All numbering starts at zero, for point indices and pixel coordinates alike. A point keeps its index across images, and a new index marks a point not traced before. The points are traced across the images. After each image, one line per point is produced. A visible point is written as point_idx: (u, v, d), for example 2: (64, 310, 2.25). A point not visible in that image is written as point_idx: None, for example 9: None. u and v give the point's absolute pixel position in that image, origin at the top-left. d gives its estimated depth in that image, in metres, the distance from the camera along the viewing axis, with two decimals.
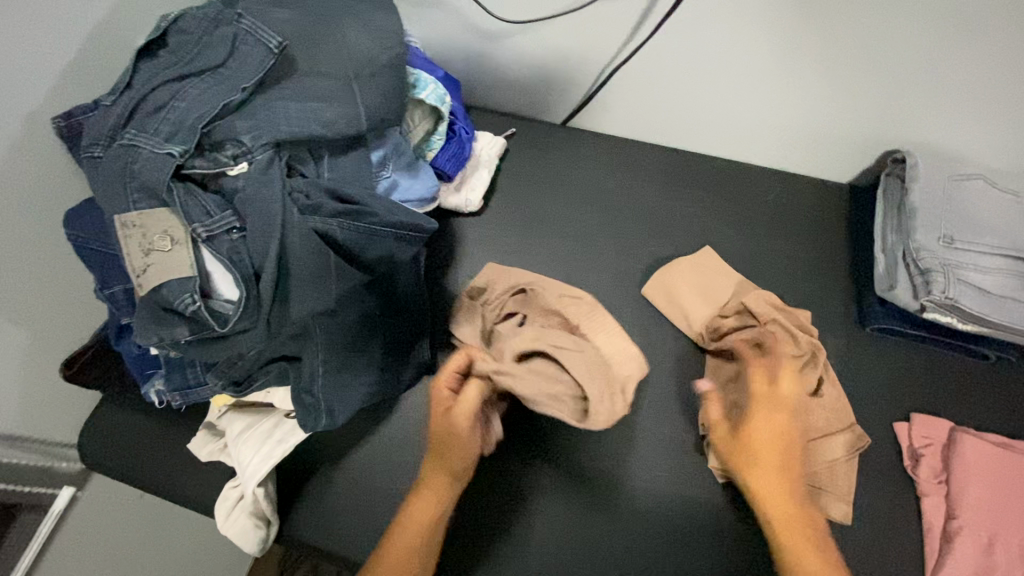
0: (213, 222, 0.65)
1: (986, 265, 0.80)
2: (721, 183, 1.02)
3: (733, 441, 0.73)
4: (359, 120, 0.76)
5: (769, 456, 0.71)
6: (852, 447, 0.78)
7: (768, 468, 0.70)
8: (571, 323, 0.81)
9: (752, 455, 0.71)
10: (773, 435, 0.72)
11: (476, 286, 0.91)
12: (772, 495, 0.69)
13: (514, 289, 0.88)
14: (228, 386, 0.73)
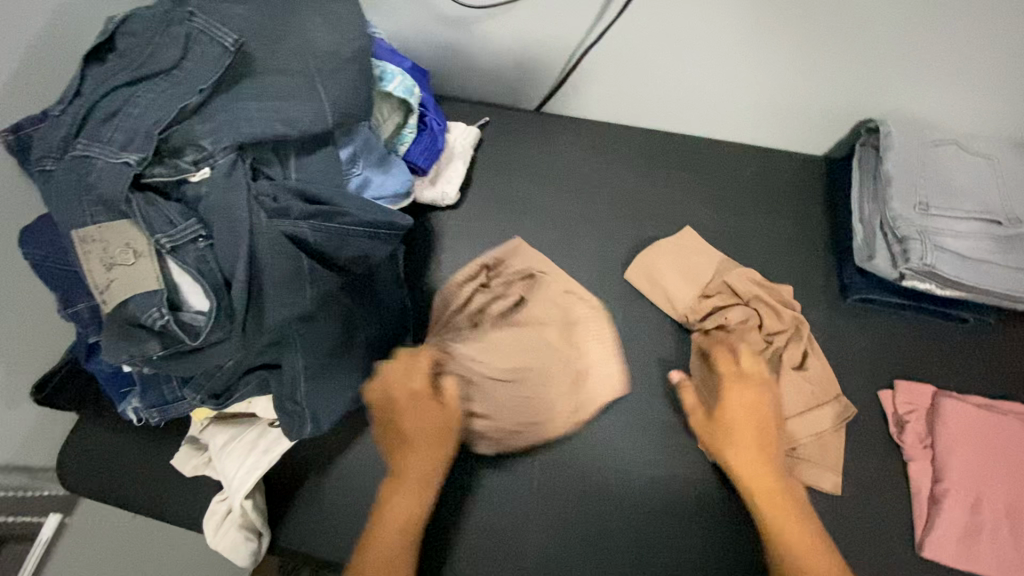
0: (177, 231, 0.62)
1: (962, 229, 0.81)
2: (699, 162, 1.01)
3: (710, 425, 0.76)
4: (325, 117, 0.73)
5: (744, 435, 0.74)
6: (840, 419, 0.79)
7: (742, 448, 0.73)
8: (570, 321, 0.88)
9: (728, 434, 0.75)
10: (747, 414, 0.75)
11: (491, 258, 0.93)
12: (752, 470, 0.72)
13: (525, 274, 0.91)
14: (207, 399, 0.71)
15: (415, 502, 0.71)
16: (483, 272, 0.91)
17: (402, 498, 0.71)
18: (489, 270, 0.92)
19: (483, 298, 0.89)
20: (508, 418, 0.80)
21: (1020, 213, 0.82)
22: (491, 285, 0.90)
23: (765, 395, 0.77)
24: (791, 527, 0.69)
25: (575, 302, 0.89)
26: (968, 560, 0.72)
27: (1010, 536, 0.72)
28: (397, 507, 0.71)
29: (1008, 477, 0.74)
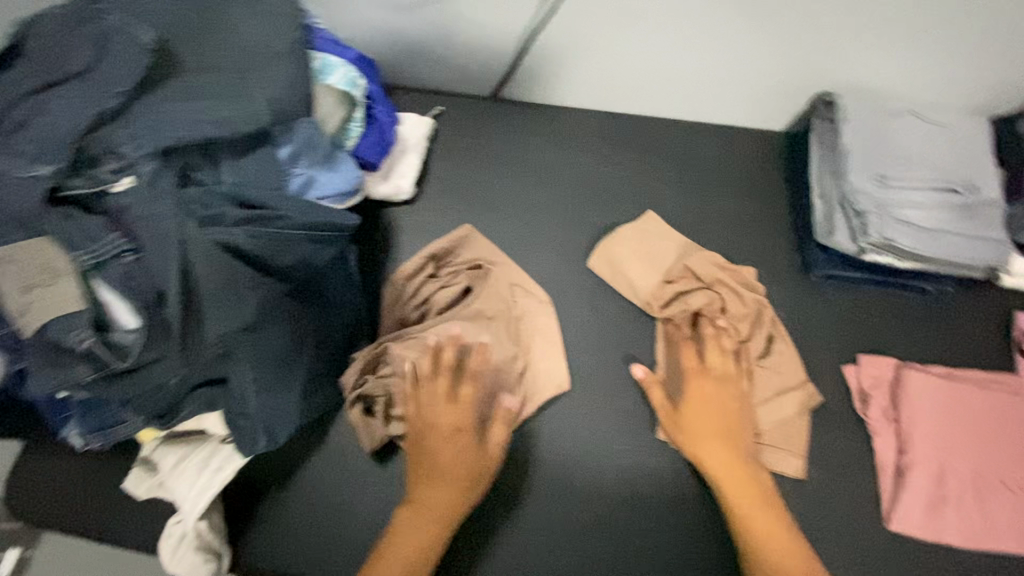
0: (99, 246, 0.58)
1: (920, 200, 0.80)
2: (660, 144, 0.99)
3: (676, 417, 0.76)
4: (259, 116, 0.68)
5: (711, 428, 0.73)
6: (804, 406, 0.79)
7: (710, 442, 0.72)
8: (516, 315, 0.85)
9: (693, 430, 0.74)
10: (712, 407, 0.75)
11: (441, 248, 0.89)
12: (718, 463, 0.71)
13: (474, 263, 0.88)
14: (152, 420, 0.67)
15: (446, 502, 0.69)
16: (432, 263, 0.88)
17: (431, 500, 0.69)
18: (439, 259, 0.90)
19: (429, 289, 0.86)
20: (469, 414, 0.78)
21: (975, 181, 0.82)
22: (440, 275, 0.88)
23: (730, 385, 0.76)
24: (758, 517, 0.68)
25: (521, 296, 0.87)
26: (934, 531, 0.73)
27: (974, 504, 0.73)
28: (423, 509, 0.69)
29: (969, 445, 0.75)
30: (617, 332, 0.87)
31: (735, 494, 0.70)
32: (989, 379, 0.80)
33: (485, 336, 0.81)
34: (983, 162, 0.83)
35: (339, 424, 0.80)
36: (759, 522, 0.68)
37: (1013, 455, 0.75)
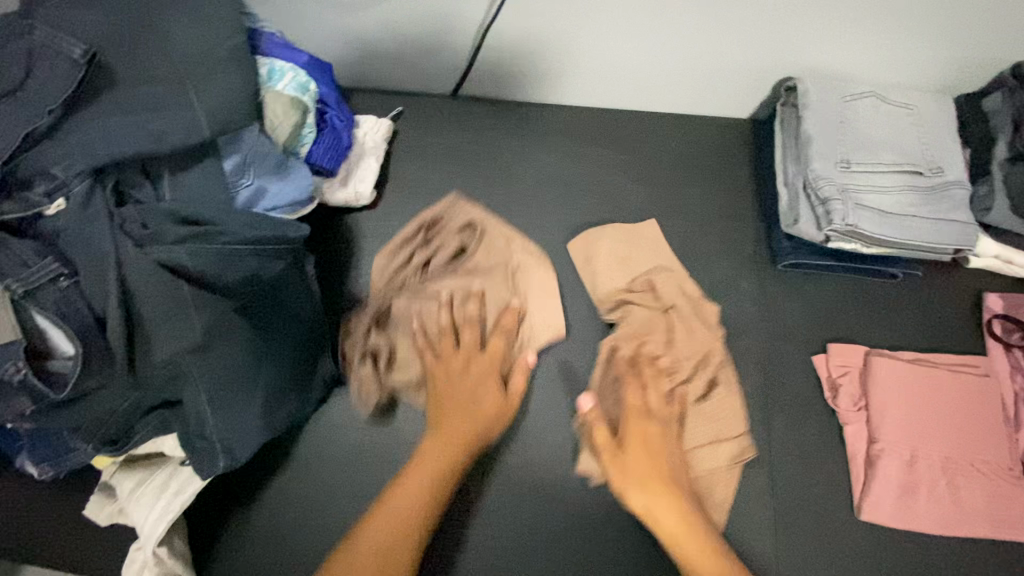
0: (32, 273, 0.57)
1: (885, 185, 0.79)
2: (625, 137, 0.97)
3: (619, 453, 0.70)
4: (200, 129, 0.65)
5: (650, 469, 0.69)
6: (734, 457, 0.75)
7: (653, 488, 0.68)
8: (512, 267, 0.87)
9: (632, 476, 0.69)
10: (651, 449, 0.71)
11: (430, 215, 0.92)
12: (662, 512, 0.66)
13: (466, 225, 0.90)
14: (104, 446, 0.66)
15: (448, 458, 0.70)
16: (423, 231, 0.91)
17: (433, 456, 0.69)
18: (427, 229, 0.91)
19: (422, 254, 0.89)
20: None
21: (940, 162, 0.80)
22: (431, 241, 0.90)
23: (665, 427, 0.73)
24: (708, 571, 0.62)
25: (516, 247, 0.89)
26: (906, 519, 0.72)
27: (946, 489, 0.73)
28: (428, 464, 0.69)
29: (940, 430, 0.75)
30: (585, 331, 0.85)
31: (684, 547, 0.64)
32: (959, 363, 0.79)
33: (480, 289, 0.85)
34: (948, 142, 0.82)
35: (304, 436, 0.80)
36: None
37: (983, 439, 0.75)
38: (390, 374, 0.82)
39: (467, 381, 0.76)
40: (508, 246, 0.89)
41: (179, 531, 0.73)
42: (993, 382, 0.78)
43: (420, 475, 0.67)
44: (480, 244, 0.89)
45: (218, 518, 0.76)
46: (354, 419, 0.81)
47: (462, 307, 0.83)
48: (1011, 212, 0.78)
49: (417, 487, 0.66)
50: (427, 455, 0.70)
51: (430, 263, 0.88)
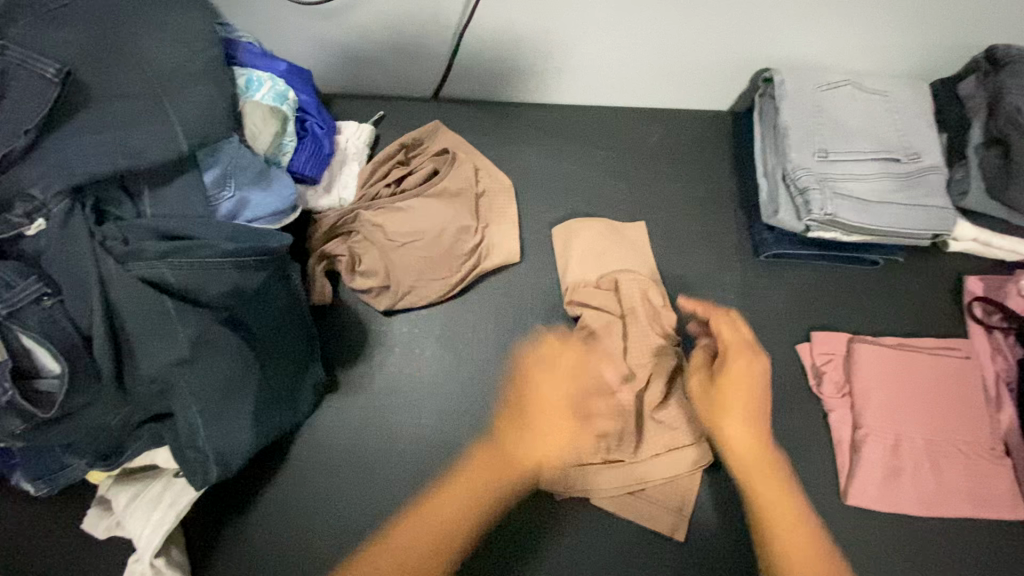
0: (15, 294, 0.57)
1: (862, 173, 0.80)
2: (606, 133, 0.98)
3: (709, 399, 0.68)
4: (177, 143, 0.66)
5: (743, 408, 0.65)
6: (693, 465, 0.77)
7: (737, 421, 0.65)
8: (481, 192, 0.91)
9: (725, 411, 0.66)
10: (752, 386, 0.66)
11: (410, 137, 0.94)
12: (757, 472, 0.63)
13: (442, 153, 0.93)
14: (96, 462, 0.66)
15: (464, 510, 0.63)
16: (401, 152, 0.93)
17: (456, 505, 0.63)
18: (407, 149, 0.94)
19: (398, 174, 0.92)
20: (427, 288, 0.86)
21: (916, 148, 0.81)
22: (409, 164, 0.94)
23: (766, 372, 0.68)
24: (777, 505, 0.61)
25: (485, 178, 0.93)
26: (891, 502, 0.73)
27: (930, 472, 0.74)
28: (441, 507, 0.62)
29: (922, 414, 0.76)
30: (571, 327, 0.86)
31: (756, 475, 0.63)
32: (941, 347, 0.80)
33: (448, 210, 0.88)
34: (924, 128, 0.83)
35: (298, 443, 0.81)
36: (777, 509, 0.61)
37: (965, 420, 0.76)
38: (356, 276, 0.86)
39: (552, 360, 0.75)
40: (476, 172, 0.92)
41: (177, 541, 0.74)
42: (974, 365, 0.79)
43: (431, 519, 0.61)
44: (454, 168, 0.91)
45: (214, 528, 0.76)
46: (346, 425, 0.82)
47: (438, 230, 0.86)
48: (988, 194, 0.79)
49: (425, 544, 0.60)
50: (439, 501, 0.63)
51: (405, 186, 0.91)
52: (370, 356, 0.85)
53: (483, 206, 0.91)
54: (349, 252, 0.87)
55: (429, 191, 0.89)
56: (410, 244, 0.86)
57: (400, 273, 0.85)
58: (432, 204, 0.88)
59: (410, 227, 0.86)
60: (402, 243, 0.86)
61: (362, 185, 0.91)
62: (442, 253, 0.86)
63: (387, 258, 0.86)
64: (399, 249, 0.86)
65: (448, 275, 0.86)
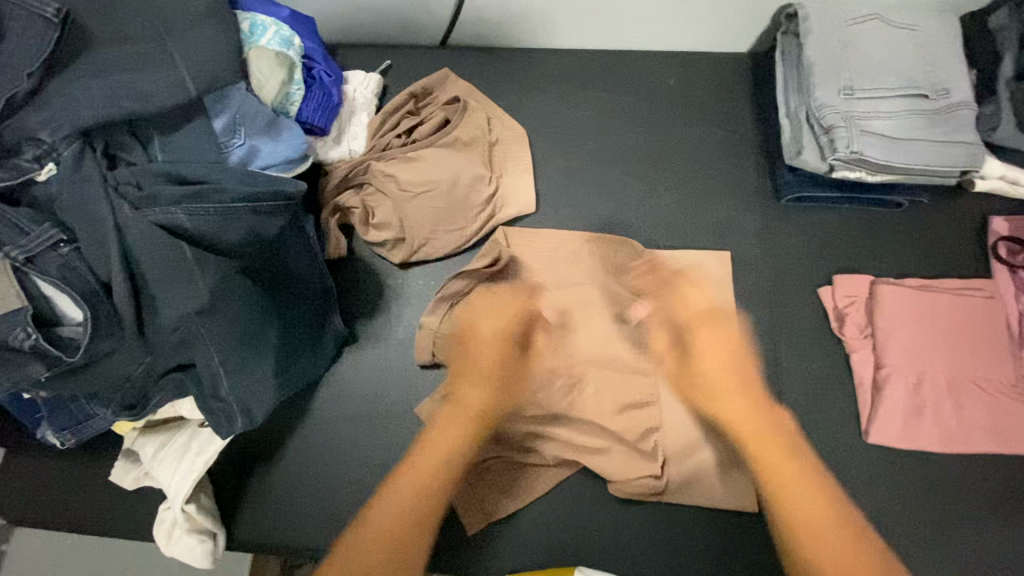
0: (31, 240, 0.56)
1: (890, 110, 0.78)
2: (620, 77, 0.95)
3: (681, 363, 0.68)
4: (186, 87, 0.63)
5: (728, 378, 0.64)
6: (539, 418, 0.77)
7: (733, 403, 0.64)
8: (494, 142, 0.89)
9: (706, 374, 0.65)
10: (727, 357, 0.65)
11: (420, 86, 0.91)
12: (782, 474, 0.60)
13: (452, 100, 0.89)
14: (122, 411, 0.66)
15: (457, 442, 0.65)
16: (412, 101, 0.90)
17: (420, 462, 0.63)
18: (417, 99, 0.91)
19: (409, 123, 0.89)
20: (447, 240, 0.85)
21: (946, 83, 0.78)
22: (419, 114, 0.90)
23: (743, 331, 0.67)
24: (782, 471, 0.60)
25: (497, 127, 0.90)
26: (912, 439, 0.73)
27: (951, 409, 0.74)
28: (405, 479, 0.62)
29: (946, 353, 0.75)
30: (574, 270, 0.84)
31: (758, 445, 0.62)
32: (965, 287, 0.80)
33: (463, 158, 0.85)
34: (953, 63, 0.80)
35: (318, 395, 0.81)
36: (796, 497, 0.59)
37: (988, 359, 0.75)
38: (370, 229, 0.84)
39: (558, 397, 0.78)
40: (488, 121, 0.89)
41: (205, 490, 0.74)
42: (998, 304, 0.78)
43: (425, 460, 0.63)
44: (465, 115, 0.87)
45: (241, 477, 0.77)
46: (366, 377, 0.82)
47: (454, 177, 0.83)
48: (1018, 129, 0.77)
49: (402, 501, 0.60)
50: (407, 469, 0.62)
51: (417, 136, 0.88)
52: (387, 310, 0.85)
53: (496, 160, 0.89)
54: (361, 205, 0.85)
55: (440, 141, 0.86)
56: (423, 195, 0.83)
57: (414, 225, 0.83)
58: (445, 153, 0.85)
59: (422, 176, 0.83)
60: (415, 194, 0.83)
61: (374, 135, 0.88)
62: (455, 204, 0.84)
63: (402, 207, 0.83)
64: (412, 200, 0.83)
65: (465, 227, 0.85)
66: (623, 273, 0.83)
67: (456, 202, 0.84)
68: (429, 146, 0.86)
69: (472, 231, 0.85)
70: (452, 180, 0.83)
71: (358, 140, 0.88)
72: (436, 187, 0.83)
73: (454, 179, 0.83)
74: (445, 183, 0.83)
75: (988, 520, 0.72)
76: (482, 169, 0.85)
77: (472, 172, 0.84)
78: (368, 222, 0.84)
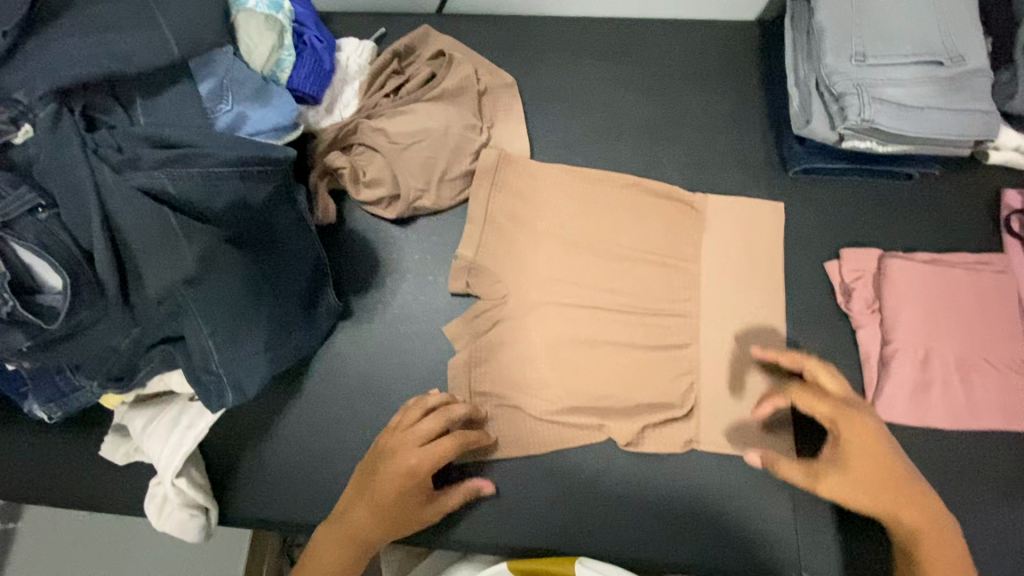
0: (6, 203, 0.53)
1: (904, 77, 0.75)
2: (624, 47, 0.91)
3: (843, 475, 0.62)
4: (168, 49, 0.60)
5: (894, 480, 0.62)
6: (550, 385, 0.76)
7: (900, 499, 0.61)
8: (490, 113, 0.87)
9: (872, 480, 0.61)
10: (877, 453, 0.62)
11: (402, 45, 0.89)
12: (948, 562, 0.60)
13: (436, 55, 0.88)
14: (109, 383, 0.65)
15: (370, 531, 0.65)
16: (396, 61, 0.89)
17: (359, 524, 0.65)
18: (400, 59, 0.89)
19: (395, 82, 0.87)
20: (443, 194, 0.83)
21: (962, 50, 0.75)
22: (404, 73, 0.89)
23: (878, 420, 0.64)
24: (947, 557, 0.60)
25: (496, 99, 0.88)
26: (918, 416, 0.71)
27: (960, 385, 0.72)
28: (343, 532, 0.65)
29: (956, 327, 0.73)
30: (611, 212, 0.82)
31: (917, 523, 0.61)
32: (976, 261, 0.77)
33: (452, 110, 0.84)
34: (969, 27, 0.76)
35: (313, 368, 0.79)
36: None
37: (998, 333, 0.73)
38: (361, 188, 0.83)
39: (603, 344, 0.77)
40: (475, 71, 0.87)
41: (196, 465, 0.73)
42: (1010, 279, 0.76)
43: (341, 540, 0.65)
44: (451, 69, 0.86)
45: (236, 450, 0.76)
46: (361, 349, 0.80)
47: (446, 127, 0.82)
48: None
49: (336, 554, 0.65)
50: (348, 524, 0.65)
51: (406, 93, 0.87)
52: (383, 285, 0.83)
53: (493, 132, 0.87)
54: (351, 164, 0.83)
55: (428, 94, 0.85)
56: (414, 144, 0.82)
57: (408, 176, 0.81)
58: (436, 107, 0.84)
59: (412, 128, 0.82)
60: (407, 145, 0.82)
61: (363, 94, 0.87)
62: (448, 162, 0.82)
63: (393, 161, 0.82)
64: (404, 150, 0.82)
65: (460, 184, 0.84)
66: (649, 223, 0.81)
67: (449, 156, 0.82)
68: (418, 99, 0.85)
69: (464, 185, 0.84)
70: (442, 129, 0.82)
71: (346, 101, 0.86)
72: (427, 138, 0.82)
73: (446, 130, 0.82)
74: (437, 133, 0.82)
75: (994, 499, 0.70)
76: (471, 121, 0.84)
77: (462, 123, 0.83)
78: (359, 180, 0.82)
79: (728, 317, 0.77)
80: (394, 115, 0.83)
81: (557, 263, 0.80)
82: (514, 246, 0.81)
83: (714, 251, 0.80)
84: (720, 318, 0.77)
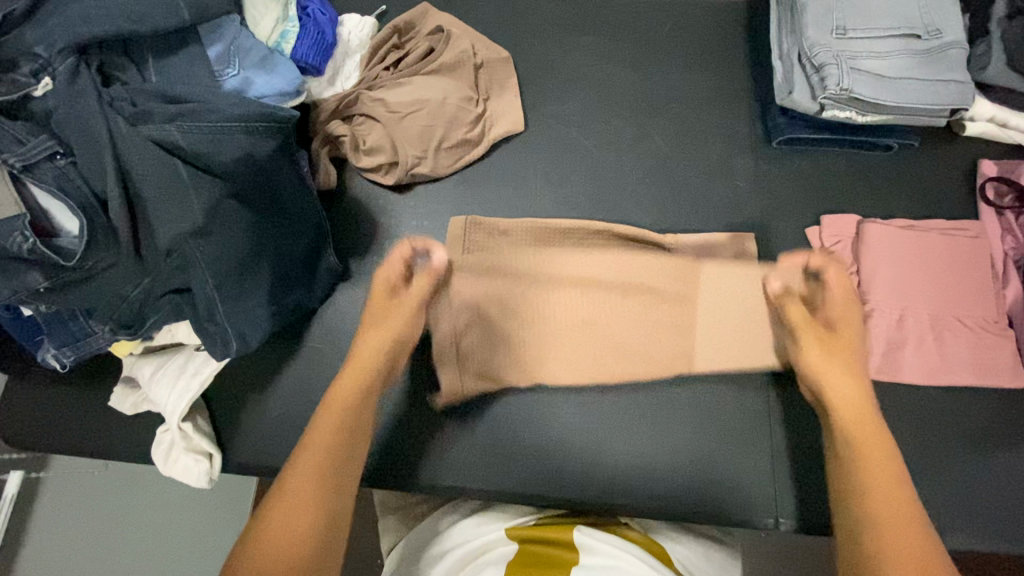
0: (28, 149, 0.57)
1: (882, 49, 0.78)
2: (616, 24, 0.95)
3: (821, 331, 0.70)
4: (179, 10, 0.63)
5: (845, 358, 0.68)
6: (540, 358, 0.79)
7: (837, 370, 0.67)
8: (487, 86, 0.91)
9: (839, 348, 0.69)
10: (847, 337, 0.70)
11: (402, 21, 0.92)
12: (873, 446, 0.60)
13: (435, 31, 0.92)
14: (120, 330, 0.68)
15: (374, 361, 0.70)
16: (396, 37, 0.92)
17: (365, 355, 0.70)
18: (400, 34, 0.93)
19: (396, 56, 0.91)
20: (441, 164, 0.87)
21: (939, 24, 0.78)
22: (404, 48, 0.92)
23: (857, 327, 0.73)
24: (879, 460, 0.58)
25: (491, 72, 0.91)
26: (892, 371, 0.74)
27: (934, 344, 0.75)
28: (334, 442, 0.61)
29: (929, 288, 0.77)
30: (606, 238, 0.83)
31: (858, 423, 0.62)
32: (953, 227, 0.80)
33: (449, 82, 0.88)
34: (946, 3, 0.80)
35: (312, 327, 0.82)
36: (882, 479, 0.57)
37: (970, 295, 0.76)
38: (361, 156, 0.86)
39: (600, 369, 0.78)
40: (473, 46, 0.91)
41: (201, 414, 0.77)
42: (984, 243, 0.79)
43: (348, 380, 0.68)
44: (450, 43, 0.90)
45: (238, 402, 0.79)
46: (359, 310, 0.82)
47: (443, 98, 0.86)
48: (1007, 66, 0.78)
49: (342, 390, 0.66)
50: (358, 359, 0.70)
51: (407, 66, 0.90)
52: (380, 249, 0.86)
53: (489, 104, 0.90)
54: (351, 132, 0.86)
55: (427, 68, 0.89)
56: (413, 114, 0.86)
57: (407, 144, 0.85)
58: (434, 81, 0.88)
59: (410, 99, 0.86)
60: (405, 115, 0.85)
61: (364, 67, 0.90)
62: (444, 131, 0.86)
63: (392, 130, 0.85)
64: (401, 121, 0.85)
65: (456, 154, 0.87)
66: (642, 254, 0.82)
67: (447, 127, 0.86)
68: (417, 75, 0.89)
69: (461, 154, 0.88)
70: (440, 101, 0.86)
71: (348, 74, 0.90)
72: (425, 109, 0.86)
73: (444, 102, 0.86)
74: (435, 105, 0.86)
75: (967, 452, 0.72)
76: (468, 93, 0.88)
77: (460, 94, 0.87)
78: (359, 148, 0.85)
79: (706, 320, 0.79)
80: (394, 89, 0.87)
81: (555, 291, 0.81)
82: (511, 274, 0.82)
83: (699, 284, 0.80)
84: (710, 338, 0.78)
